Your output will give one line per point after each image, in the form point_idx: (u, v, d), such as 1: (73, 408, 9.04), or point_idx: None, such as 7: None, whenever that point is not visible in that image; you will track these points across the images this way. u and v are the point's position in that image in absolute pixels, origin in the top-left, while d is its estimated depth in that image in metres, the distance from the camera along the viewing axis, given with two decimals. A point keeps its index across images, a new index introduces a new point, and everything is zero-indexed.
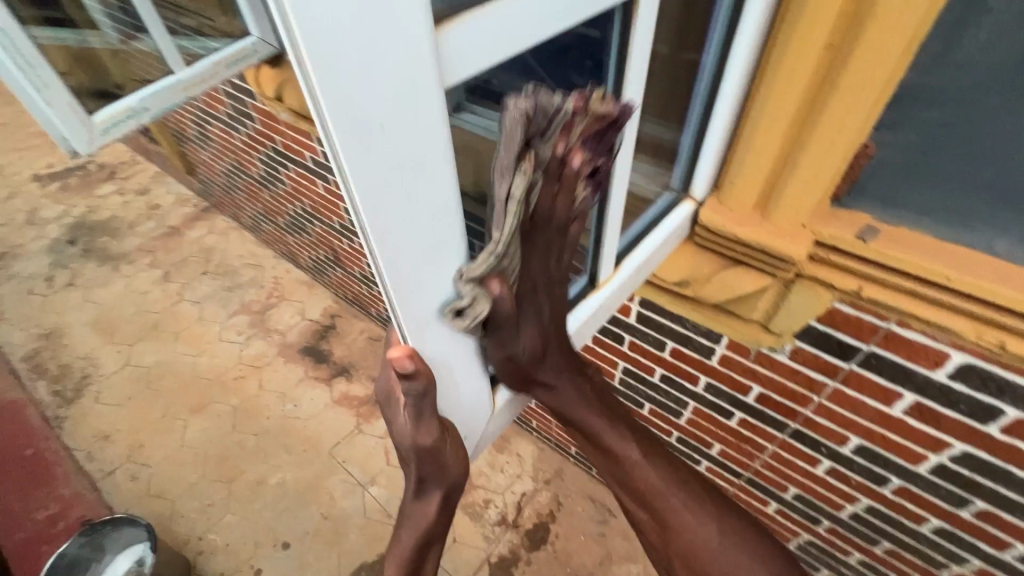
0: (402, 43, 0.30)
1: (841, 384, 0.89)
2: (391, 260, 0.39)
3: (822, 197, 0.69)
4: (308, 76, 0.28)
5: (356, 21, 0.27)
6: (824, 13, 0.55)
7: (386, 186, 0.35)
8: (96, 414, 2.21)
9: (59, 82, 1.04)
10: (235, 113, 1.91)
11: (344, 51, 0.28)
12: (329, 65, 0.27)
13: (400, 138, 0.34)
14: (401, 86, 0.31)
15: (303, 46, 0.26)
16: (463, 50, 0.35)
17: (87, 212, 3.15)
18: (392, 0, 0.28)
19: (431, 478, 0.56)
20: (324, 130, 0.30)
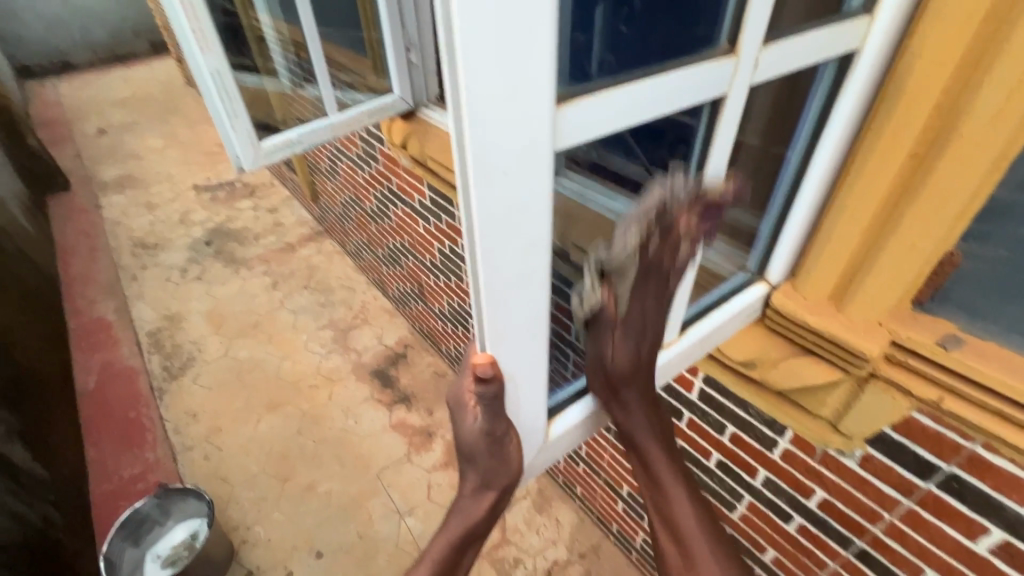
0: (532, 107, 0.38)
1: (917, 505, 0.82)
2: (488, 282, 0.46)
3: (901, 299, 0.69)
4: (461, 126, 0.37)
5: (503, 92, 0.36)
6: (909, 126, 0.59)
7: (499, 218, 0.42)
8: (191, 393, 2.48)
9: (245, 113, 1.32)
10: (364, 154, 2.21)
11: (489, 106, 0.36)
12: (476, 114, 0.36)
13: (517, 183, 0.41)
14: (526, 140, 0.40)
15: (463, 104, 0.36)
16: (575, 122, 0.42)
17: (225, 220, 3.68)
18: (531, 82, 0.37)
19: (491, 472, 0.62)
20: (462, 167, 0.39)
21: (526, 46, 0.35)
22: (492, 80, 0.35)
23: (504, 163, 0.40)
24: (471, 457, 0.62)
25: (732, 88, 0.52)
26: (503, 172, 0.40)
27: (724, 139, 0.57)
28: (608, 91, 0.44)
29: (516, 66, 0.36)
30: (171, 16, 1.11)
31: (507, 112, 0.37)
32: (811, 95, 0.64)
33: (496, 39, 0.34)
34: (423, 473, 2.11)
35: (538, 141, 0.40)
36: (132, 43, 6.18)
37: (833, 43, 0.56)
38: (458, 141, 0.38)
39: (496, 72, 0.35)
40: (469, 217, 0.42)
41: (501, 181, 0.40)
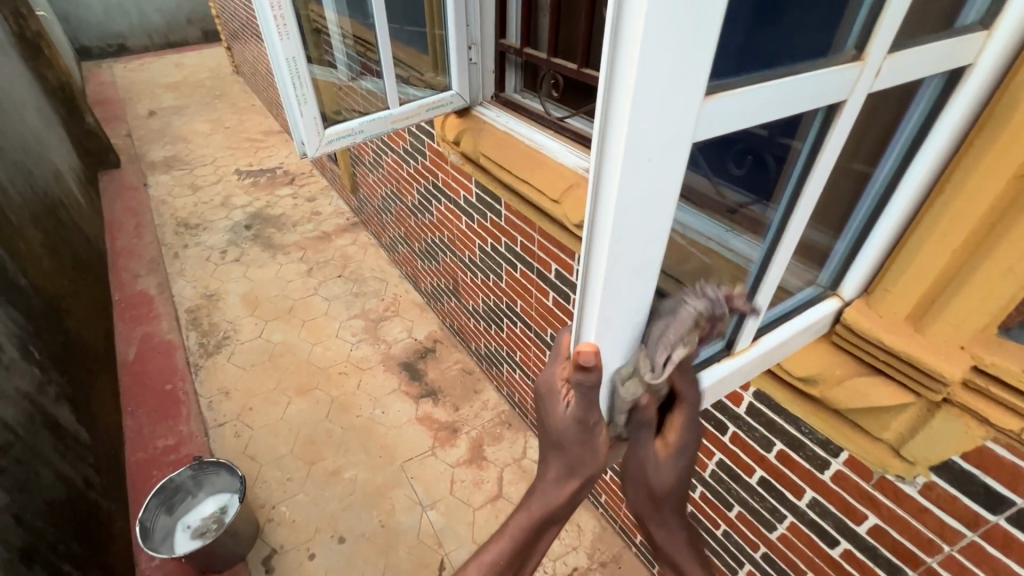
0: (685, 104, 0.40)
1: (982, 538, 0.79)
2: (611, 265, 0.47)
3: (988, 322, 0.67)
4: (622, 113, 0.38)
5: (668, 82, 0.38)
6: (1019, 143, 0.57)
7: (635, 204, 0.44)
8: (225, 371, 2.54)
9: (313, 101, 1.35)
10: (411, 149, 2.24)
11: (652, 99, 0.38)
12: (638, 108, 0.38)
13: (656, 173, 0.43)
14: (676, 131, 0.41)
15: (631, 90, 0.37)
16: (716, 118, 0.43)
17: (265, 206, 3.77)
18: (691, 76, 0.38)
19: (576, 463, 0.62)
20: (614, 151, 0.40)
21: (694, 44, 0.37)
22: (660, 73, 0.37)
23: (649, 155, 0.41)
24: (558, 444, 0.61)
25: (851, 96, 0.51)
26: (647, 165, 0.42)
27: (839, 138, 0.56)
28: (755, 87, 0.44)
29: (681, 63, 0.37)
30: (256, 6, 1.15)
31: (663, 109, 0.39)
32: (913, 107, 0.62)
33: (672, 36, 0.35)
34: (447, 468, 2.12)
35: (683, 138, 0.42)
36: (185, 31, 6.40)
37: (950, 57, 0.55)
38: (612, 132, 0.40)
39: (667, 62, 0.36)
40: (608, 199, 0.43)
41: (643, 173, 0.42)
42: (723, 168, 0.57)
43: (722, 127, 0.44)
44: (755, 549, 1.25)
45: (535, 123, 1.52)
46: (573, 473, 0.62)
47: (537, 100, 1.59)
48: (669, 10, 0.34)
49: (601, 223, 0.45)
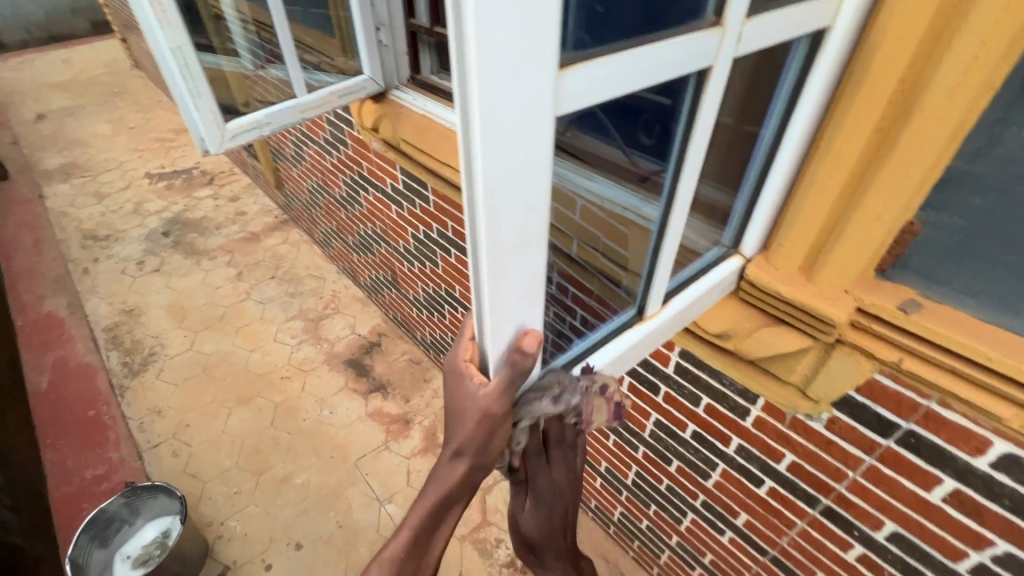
0: (538, 69, 0.36)
1: (878, 461, 0.88)
2: (491, 247, 0.44)
3: (866, 267, 0.73)
4: (470, 92, 0.35)
5: (513, 52, 0.34)
6: (874, 100, 0.62)
7: (503, 183, 0.41)
8: (154, 389, 2.39)
9: (209, 94, 1.27)
10: (331, 139, 2.15)
11: (497, 68, 0.34)
12: (485, 85, 0.34)
13: (518, 147, 0.39)
14: (533, 103, 0.38)
15: (474, 67, 0.34)
16: (577, 85, 0.43)
17: (183, 209, 3.52)
18: (538, 42, 0.35)
19: (467, 450, 0.61)
20: (469, 132, 0.37)
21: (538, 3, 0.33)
22: (501, 35, 0.33)
23: (510, 133, 0.38)
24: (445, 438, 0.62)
25: (716, 62, 0.53)
26: (510, 140, 0.38)
27: (713, 103, 0.57)
28: (617, 54, 0.45)
29: (524, 24, 0.34)
30: None
31: (515, 75, 0.35)
32: (786, 71, 0.66)
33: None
34: (402, 460, 2.10)
35: (543, 106, 0.39)
36: (70, 22, 5.77)
37: (809, 21, 0.59)
38: (466, 109, 0.36)
39: (508, 34, 0.33)
40: (473, 181, 0.40)
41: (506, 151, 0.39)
42: (632, 138, 0.66)
43: (592, 98, 0.45)
44: (694, 498, 1.33)
45: (454, 106, 1.49)
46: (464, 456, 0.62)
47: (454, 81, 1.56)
48: None
49: (470, 208, 0.42)
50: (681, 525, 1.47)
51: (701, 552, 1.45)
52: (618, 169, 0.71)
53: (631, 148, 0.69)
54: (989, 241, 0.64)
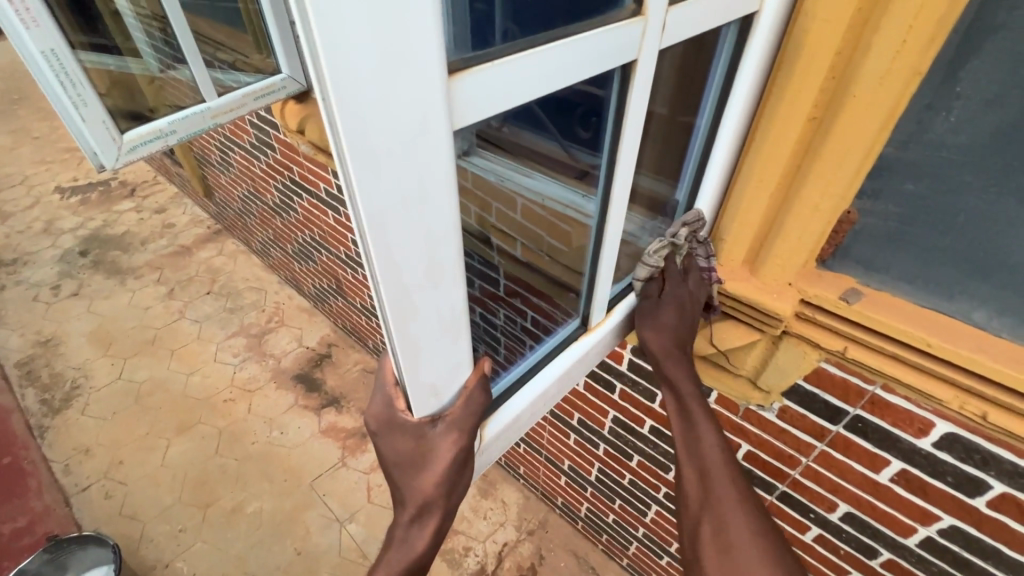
0: (415, 74, 0.30)
1: (829, 446, 0.88)
2: (393, 287, 0.38)
3: (808, 257, 0.72)
4: (331, 110, 0.29)
5: (376, 56, 0.28)
6: (807, 88, 0.60)
7: (394, 212, 0.34)
8: (80, 426, 2.18)
9: (98, 102, 1.13)
10: (258, 142, 2.00)
11: (357, 71, 0.28)
12: (347, 100, 0.28)
13: (405, 171, 0.33)
14: (415, 117, 0.32)
15: (329, 80, 0.27)
16: (478, 89, 0.36)
17: (102, 225, 3.23)
18: (409, 45, 0.29)
19: (430, 505, 0.50)
20: (340, 159, 0.31)
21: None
22: (354, 31, 0.26)
23: (387, 148, 0.32)
24: (398, 490, 0.50)
25: (642, 53, 0.49)
26: (389, 157, 0.32)
27: (641, 92, 0.52)
28: (526, 52, 0.39)
29: (386, 22, 0.27)
30: None
31: (385, 86, 0.29)
32: (716, 58, 0.63)
33: None
34: (361, 476, 2.01)
35: (429, 118, 0.33)
36: None
37: (734, 7, 0.55)
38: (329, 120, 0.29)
39: (368, 36, 0.27)
40: (357, 214, 0.34)
41: (385, 170, 0.32)
42: (568, 130, 0.58)
43: (501, 103, 0.39)
44: (657, 491, 1.33)
45: None
46: (430, 512, 0.50)
47: None
48: None
49: (361, 245, 0.35)
50: (646, 517, 1.46)
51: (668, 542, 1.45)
52: (557, 165, 0.64)
53: (569, 142, 0.61)
54: (923, 226, 0.64)
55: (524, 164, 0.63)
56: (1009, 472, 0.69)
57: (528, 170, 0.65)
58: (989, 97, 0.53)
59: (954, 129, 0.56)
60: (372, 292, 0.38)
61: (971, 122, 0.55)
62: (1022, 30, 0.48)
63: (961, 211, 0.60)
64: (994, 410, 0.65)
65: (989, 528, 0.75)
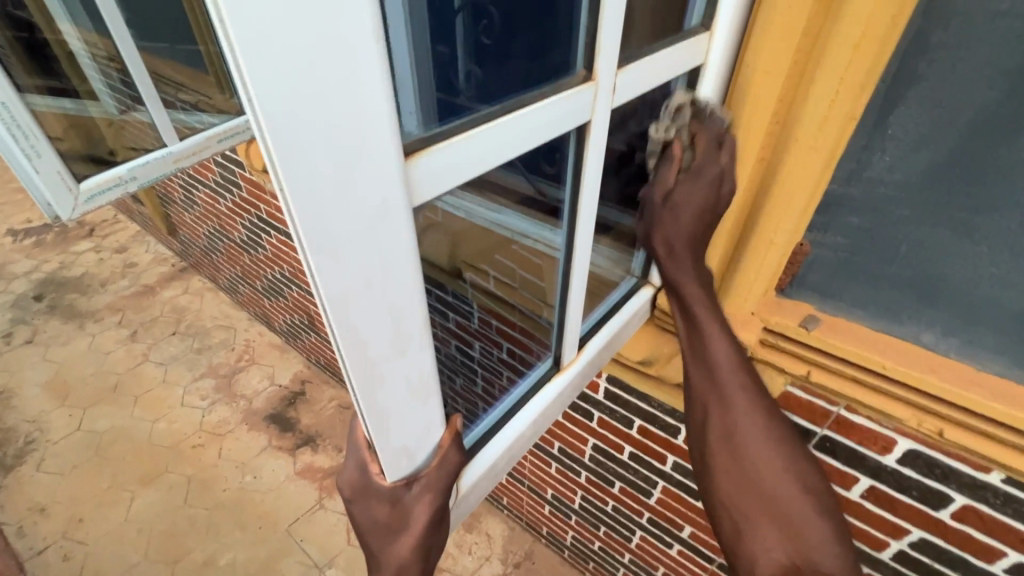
0: (372, 164, 0.31)
1: None
2: (358, 362, 0.38)
3: (767, 287, 0.74)
4: (290, 208, 0.29)
5: (331, 155, 0.29)
6: (753, 132, 0.63)
7: (356, 292, 0.34)
8: (36, 484, 2.06)
9: (51, 152, 1.10)
10: (223, 181, 1.97)
11: (313, 167, 0.28)
12: (304, 198, 0.29)
13: (366, 254, 0.34)
14: (373, 203, 0.32)
15: (286, 182, 0.28)
16: (434, 166, 0.37)
17: (59, 268, 3.11)
18: (364, 142, 0.30)
19: (409, 566, 0.49)
20: (300, 249, 0.31)
21: (354, 98, 0.28)
22: (308, 132, 0.27)
23: (348, 237, 0.32)
24: (374, 555, 0.49)
25: (594, 115, 0.52)
26: (349, 242, 0.32)
27: (601, 127, 0.54)
28: (479, 125, 0.40)
29: (341, 124, 0.28)
30: None
31: (343, 180, 0.30)
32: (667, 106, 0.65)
33: (307, 100, 0.26)
34: (340, 517, 1.95)
35: (389, 202, 0.33)
36: None
37: (681, 60, 0.58)
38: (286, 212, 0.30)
39: (321, 140, 0.28)
40: (319, 297, 0.34)
41: (346, 255, 0.33)
42: (534, 167, 0.57)
43: (461, 173, 0.40)
44: (640, 516, 1.33)
45: None
46: (409, 571, 0.49)
47: None
48: (286, 77, 0.25)
49: (326, 326, 0.35)
50: (631, 543, 1.46)
51: (654, 566, 1.45)
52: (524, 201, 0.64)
53: (534, 177, 0.59)
54: (871, 255, 0.67)
55: (495, 203, 0.60)
56: (969, 485, 0.72)
57: (499, 206, 0.62)
58: (917, 139, 0.57)
59: (889, 168, 0.60)
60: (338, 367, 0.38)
61: (904, 162, 0.59)
62: (941, 80, 0.53)
63: (903, 241, 0.64)
64: (950, 427, 0.68)
65: (955, 539, 0.78)
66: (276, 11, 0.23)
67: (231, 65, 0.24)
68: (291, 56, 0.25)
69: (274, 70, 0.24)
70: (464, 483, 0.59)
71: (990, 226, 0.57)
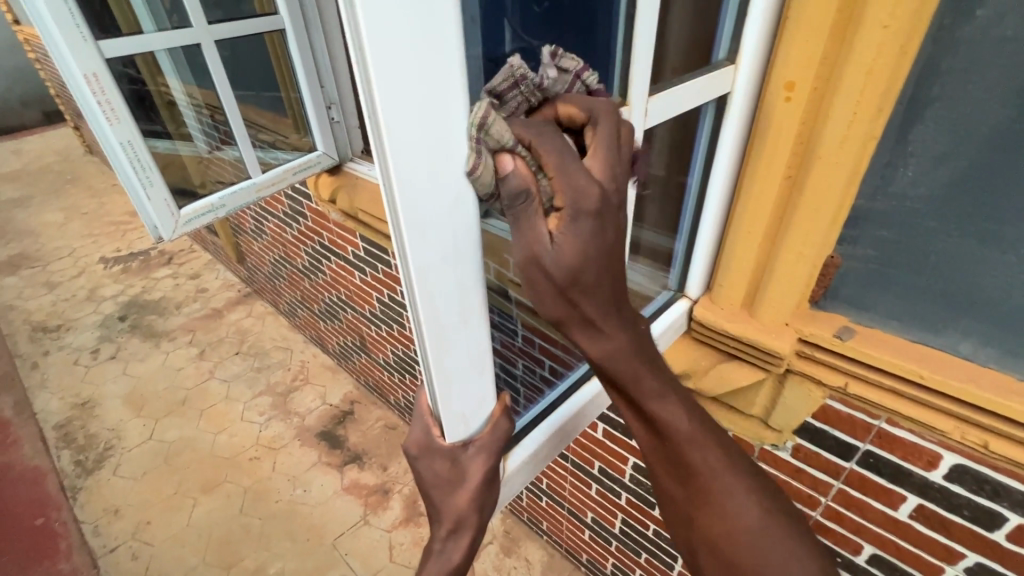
0: (454, 160, 0.40)
1: (846, 484, 0.89)
2: (432, 325, 0.45)
3: (800, 299, 0.78)
4: (392, 192, 0.38)
5: (425, 151, 0.38)
6: (779, 151, 0.69)
7: (437, 265, 0.43)
8: (111, 487, 2.24)
9: (162, 183, 1.29)
10: (291, 212, 2.17)
11: (413, 162, 0.37)
12: (405, 184, 0.38)
13: (444, 233, 0.42)
14: (452, 194, 0.41)
15: (393, 172, 0.37)
16: None
17: (141, 292, 3.43)
18: (449, 143, 0.39)
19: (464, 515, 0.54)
20: (396, 227, 0.40)
21: (445, 107, 0.37)
22: (409, 130, 0.36)
23: (433, 217, 0.40)
24: (434, 506, 0.55)
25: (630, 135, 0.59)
26: (431, 224, 0.41)
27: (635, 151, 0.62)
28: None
29: (434, 129, 0.37)
30: (79, 97, 1.12)
31: (432, 172, 0.39)
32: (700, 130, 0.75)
33: (414, 109, 0.36)
34: (383, 533, 2.01)
35: (462, 192, 0.42)
36: (20, 114, 5.78)
37: (713, 87, 0.66)
38: (388, 196, 0.39)
39: (421, 140, 0.37)
40: (405, 267, 0.42)
41: (430, 233, 0.41)
42: None
43: None
44: None
45: None
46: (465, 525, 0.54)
47: None
48: (402, 92, 0.35)
49: (410, 292, 0.44)
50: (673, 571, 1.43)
51: None
52: None
53: None
54: (901, 266, 0.70)
55: None
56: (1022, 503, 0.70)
57: None
58: (938, 155, 0.61)
59: (913, 181, 0.64)
60: (415, 330, 0.46)
61: (926, 176, 0.63)
62: (954, 98, 0.58)
63: (933, 251, 0.66)
64: (994, 439, 0.67)
65: (1013, 564, 0.75)
66: (395, 40, 0.33)
67: (368, 89, 0.34)
68: (405, 77, 0.34)
69: (395, 87, 0.34)
70: (510, 461, 0.66)
71: (1017, 236, 0.60)
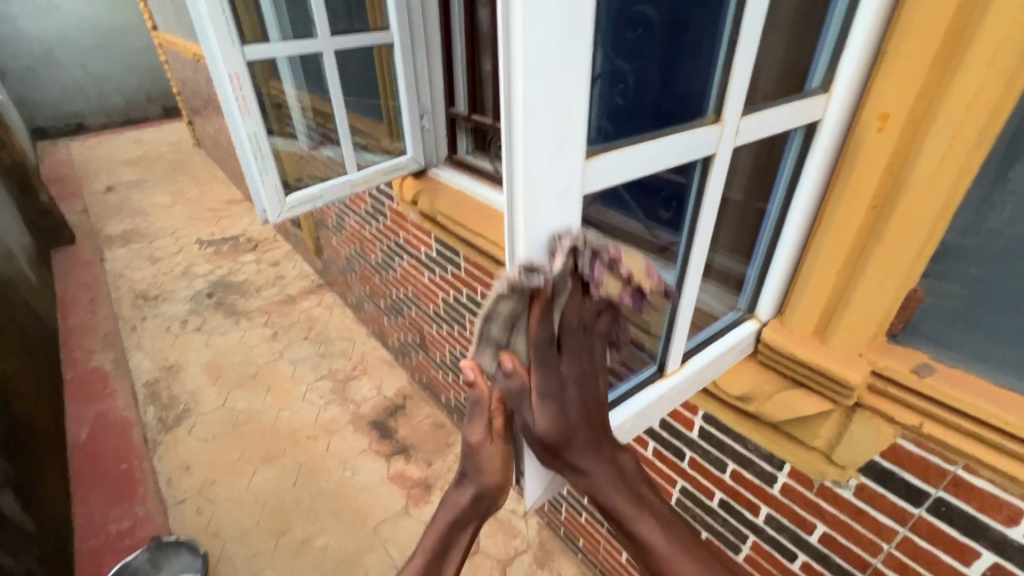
0: (567, 153, 0.50)
1: (912, 532, 0.85)
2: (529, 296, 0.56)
3: (877, 330, 0.78)
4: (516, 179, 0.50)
5: (548, 150, 0.48)
6: (867, 183, 0.70)
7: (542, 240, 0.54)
8: (185, 444, 2.45)
9: (274, 171, 1.46)
10: (372, 211, 2.33)
11: (539, 156, 0.48)
12: (530, 172, 0.49)
13: (555, 217, 0.53)
14: (564, 187, 0.52)
15: (520, 164, 0.48)
16: (602, 168, 0.54)
17: (227, 273, 3.76)
18: (567, 144, 0.50)
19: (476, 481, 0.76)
20: (515, 205, 0.52)
21: (568, 115, 0.48)
22: (539, 130, 0.47)
23: (547, 201, 0.51)
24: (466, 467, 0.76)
25: (718, 151, 0.63)
26: (545, 206, 0.51)
27: (721, 168, 0.65)
28: (632, 146, 0.56)
29: (558, 134, 0.48)
30: (220, 89, 1.30)
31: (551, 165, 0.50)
32: (785, 156, 0.74)
33: (546, 115, 0.46)
34: (422, 525, 2.07)
35: (571, 186, 0.52)
36: (145, 108, 6.54)
37: (801, 115, 0.67)
38: (508, 158, 0.49)
39: (545, 141, 0.48)
40: (516, 236, 0.54)
41: (541, 214, 0.52)
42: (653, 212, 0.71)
43: (618, 176, 0.56)
44: None
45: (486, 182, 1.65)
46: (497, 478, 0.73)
47: (487, 160, 1.73)
48: (538, 107, 0.46)
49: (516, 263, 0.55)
50: None
51: None
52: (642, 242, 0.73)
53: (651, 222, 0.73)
54: (990, 307, 0.69)
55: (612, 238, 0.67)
56: None
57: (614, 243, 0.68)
58: None
59: (1010, 221, 0.63)
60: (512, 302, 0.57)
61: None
62: None
63: None
64: None
65: None
66: (540, 67, 0.44)
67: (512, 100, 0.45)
68: (541, 94, 0.45)
69: (534, 103, 0.45)
70: None
71: None
